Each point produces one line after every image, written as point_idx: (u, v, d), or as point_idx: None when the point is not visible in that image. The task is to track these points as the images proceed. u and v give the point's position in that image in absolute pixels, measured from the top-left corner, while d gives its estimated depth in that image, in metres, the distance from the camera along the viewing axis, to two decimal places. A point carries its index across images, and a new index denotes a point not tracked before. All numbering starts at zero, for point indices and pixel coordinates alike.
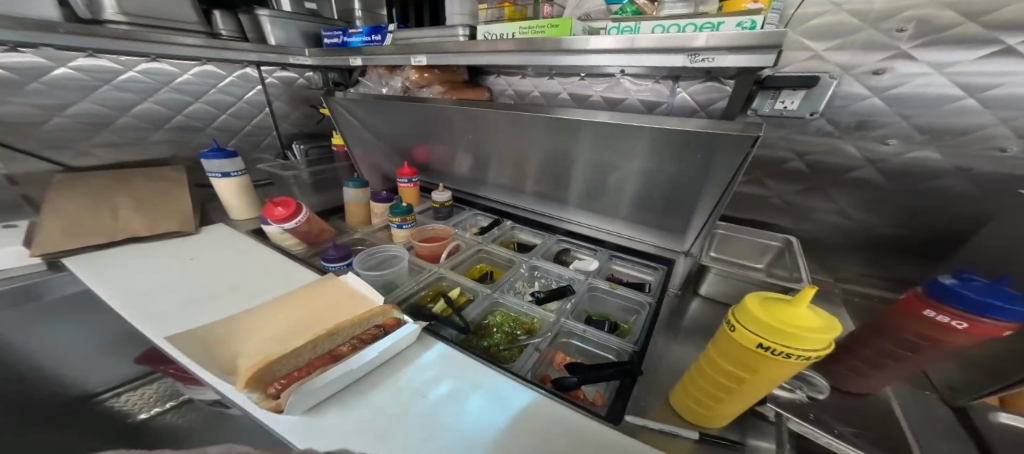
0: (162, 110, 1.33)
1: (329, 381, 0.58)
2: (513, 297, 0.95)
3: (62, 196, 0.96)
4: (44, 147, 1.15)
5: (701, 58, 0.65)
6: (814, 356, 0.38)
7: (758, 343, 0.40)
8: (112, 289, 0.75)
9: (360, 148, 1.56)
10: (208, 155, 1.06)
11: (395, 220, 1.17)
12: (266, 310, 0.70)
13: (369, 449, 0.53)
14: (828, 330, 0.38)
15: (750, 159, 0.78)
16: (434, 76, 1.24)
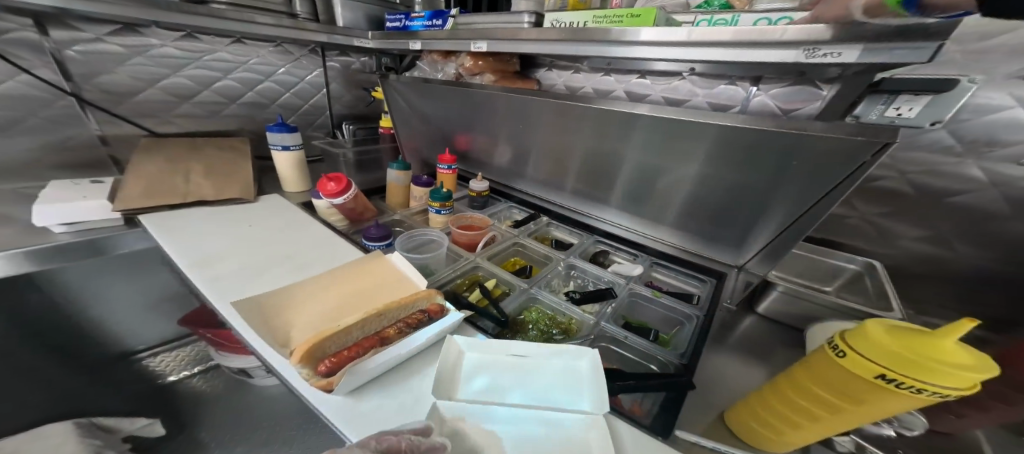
0: (239, 87, 1.41)
1: (376, 364, 0.56)
2: (550, 294, 0.92)
3: (143, 158, 1.04)
4: (136, 114, 1.25)
5: (822, 53, 0.57)
6: (951, 395, 0.34)
7: (879, 374, 0.36)
8: (175, 249, 0.79)
9: (406, 132, 1.58)
10: (273, 128, 1.12)
11: (435, 205, 1.18)
12: (316, 284, 0.71)
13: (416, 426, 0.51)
14: (981, 371, 0.33)
15: (866, 170, 0.66)
16: (488, 65, 1.23)
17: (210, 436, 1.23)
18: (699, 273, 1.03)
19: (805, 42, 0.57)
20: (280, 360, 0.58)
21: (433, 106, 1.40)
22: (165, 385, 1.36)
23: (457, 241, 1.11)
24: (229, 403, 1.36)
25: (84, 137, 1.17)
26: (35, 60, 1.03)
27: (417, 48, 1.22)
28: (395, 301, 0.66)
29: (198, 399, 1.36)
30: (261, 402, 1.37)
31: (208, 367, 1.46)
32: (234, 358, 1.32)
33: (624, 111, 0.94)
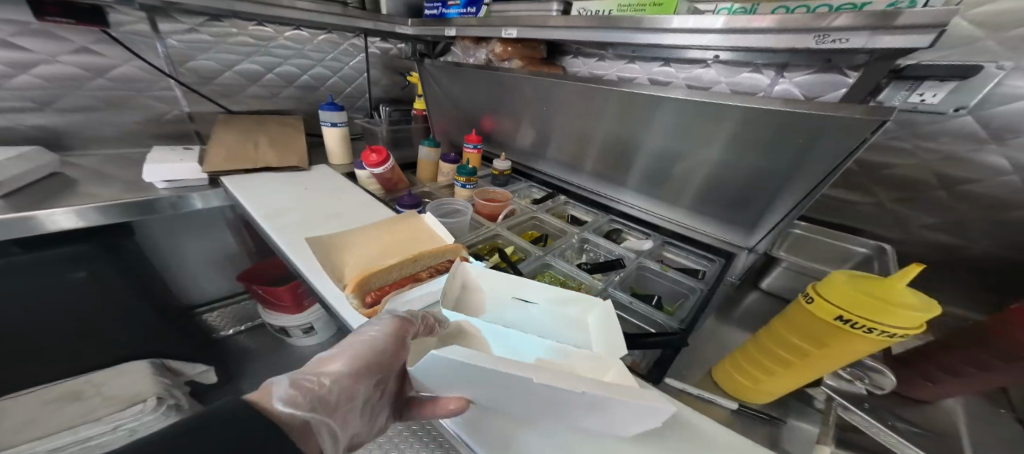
0: (295, 71, 1.57)
1: (413, 298, 0.67)
2: (563, 262, 1.00)
3: (221, 129, 1.21)
4: (218, 95, 1.43)
5: (831, 39, 0.61)
6: (901, 335, 0.39)
7: (838, 316, 0.41)
8: (249, 203, 0.93)
9: (438, 114, 1.71)
10: (325, 107, 1.26)
11: (460, 179, 1.29)
12: (361, 233, 0.82)
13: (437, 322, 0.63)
14: (927, 313, 0.38)
15: (867, 145, 0.70)
16: (516, 51, 1.30)
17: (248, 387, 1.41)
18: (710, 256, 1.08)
19: (812, 29, 0.62)
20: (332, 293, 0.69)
21: (462, 90, 1.50)
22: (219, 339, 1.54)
23: (479, 211, 1.21)
24: (269, 361, 1.53)
25: (176, 113, 1.37)
26: (144, 48, 1.23)
27: (451, 34, 1.31)
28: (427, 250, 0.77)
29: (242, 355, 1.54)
30: (295, 362, 1.53)
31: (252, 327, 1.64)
32: (278, 316, 1.49)
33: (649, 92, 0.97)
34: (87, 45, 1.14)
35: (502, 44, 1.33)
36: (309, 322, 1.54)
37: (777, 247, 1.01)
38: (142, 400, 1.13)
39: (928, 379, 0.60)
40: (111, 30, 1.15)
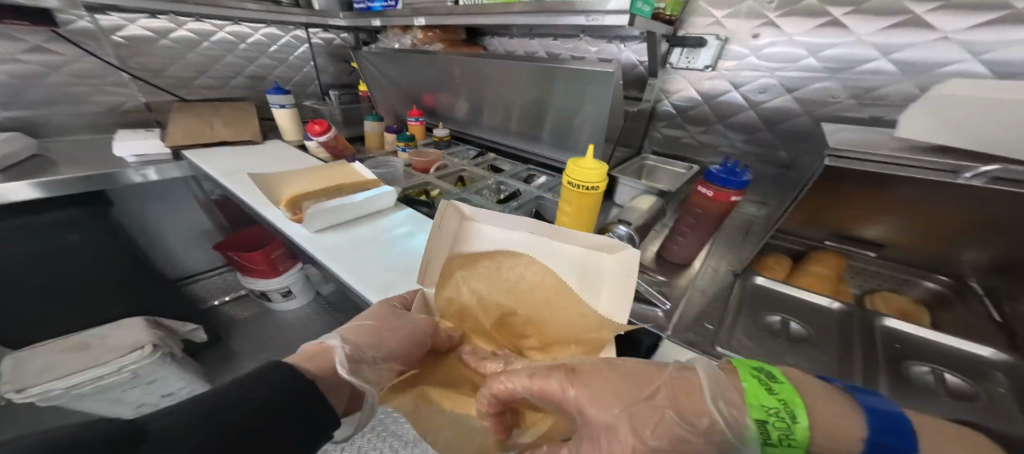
0: (241, 62, 1.75)
1: (330, 207, 0.76)
2: (475, 196, 1.21)
3: (179, 113, 1.43)
4: (171, 86, 1.62)
5: (593, 18, 0.93)
6: (596, 186, 0.64)
7: (566, 182, 0.66)
8: (206, 164, 1.19)
9: (380, 95, 1.95)
10: (272, 91, 1.48)
11: (401, 145, 1.57)
12: (294, 173, 0.98)
13: (359, 243, 0.75)
14: (598, 168, 0.63)
15: (619, 84, 1.04)
16: (436, 36, 1.57)
17: (239, 347, 1.58)
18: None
19: (585, 11, 0.93)
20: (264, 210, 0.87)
21: (398, 71, 1.72)
22: (210, 307, 1.74)
23: (414, 166, 1.45)
24: (258, 327, 1.69)
25: (134, 103, 1.55)
26: (97, 45, 1.40)
27: (379, 24, 1.55)
28: (348, 183, 0.89)
29: (230, 324, 1.70)
30: (278, 324, 1.71)
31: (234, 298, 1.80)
32: (259, 280, 1.57)
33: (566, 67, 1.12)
34: (40, 44, 1.29)
35: (424, 32, 1.61)
36: (286, 287, 1.66)
37: (639, 176, 1.26)
38: (139, 347, 1.15)
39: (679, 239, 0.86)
40: (61, 30, 1.31)
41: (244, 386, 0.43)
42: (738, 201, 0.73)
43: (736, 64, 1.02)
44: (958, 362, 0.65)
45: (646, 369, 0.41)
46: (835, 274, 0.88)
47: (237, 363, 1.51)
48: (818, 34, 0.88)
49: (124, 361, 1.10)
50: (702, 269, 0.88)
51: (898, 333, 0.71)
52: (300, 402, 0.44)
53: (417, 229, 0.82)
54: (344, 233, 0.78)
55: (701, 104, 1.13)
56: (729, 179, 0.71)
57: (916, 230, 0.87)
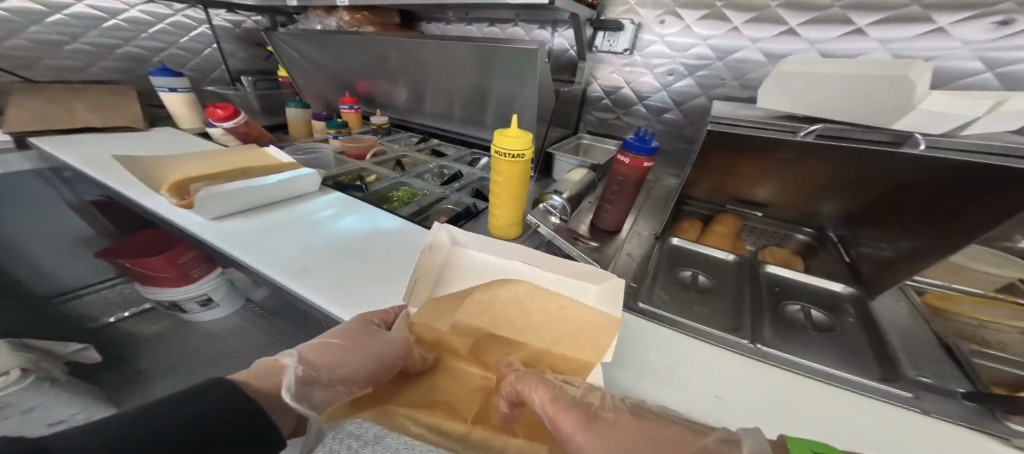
0: (114, 41, 1.49)
1: (235, 191, 0.69)
2: (416, 180, 1.15)
3: (23, 97, 1.16)
4: (16, 67, 1.31)
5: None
6: (521, 154, 0.67)
7: (496, 151, 0.68)
8: (69, 153, 0.99)
9: (304, 80, 1.78)
10: (157, 72, 1.30)
11: (332, 132, 1.48)
12: (188, 157, 0.85)
13: (271, 229, 0.69)
14: (524, 136, 0.67)
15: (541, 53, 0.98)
16: (365, 19, 1.43)
17: (144, 366, 1.23)
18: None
19: None
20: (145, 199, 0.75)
21: (324, 55, 1.56)
22: (101, 326, 1.31)
23: (346, 152, 1.33)
24: (170, 341, 1.34)
25: None
26: None
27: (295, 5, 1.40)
28: (259, 167, 0.82)
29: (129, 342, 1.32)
30: (199, 336, 1.33)
31: (136, 312, 1.39)
32: (168, 287, 1.19)
33: (499, 45, 1.05)
34: None
35: (350, 13, 1.45)
36: (205, 294, 1.28)
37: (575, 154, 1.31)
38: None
39: (605, 206, 0.90)
40: None
41: (206, 400, 0.35)
42: (649, 166, 0.80)
43: (648, 50, 1.12)
44: (826, 299, 0.67)
45: (676, 436, 0.36)
46: (733, 231, 0.97)
47: (148, 385, 1.18)
48: (706, 26, 1.01)
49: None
50: (628, 233, 0.94)
51: (777, 277, 0.73)
52: (255, 436, 0.36)
53: (347, 211, 0.79)
54: (258, 217, 0.72)
55: (623, 87, 1.22)
56: (641, 147, 0.78)
57: (790, 189, 0.96)
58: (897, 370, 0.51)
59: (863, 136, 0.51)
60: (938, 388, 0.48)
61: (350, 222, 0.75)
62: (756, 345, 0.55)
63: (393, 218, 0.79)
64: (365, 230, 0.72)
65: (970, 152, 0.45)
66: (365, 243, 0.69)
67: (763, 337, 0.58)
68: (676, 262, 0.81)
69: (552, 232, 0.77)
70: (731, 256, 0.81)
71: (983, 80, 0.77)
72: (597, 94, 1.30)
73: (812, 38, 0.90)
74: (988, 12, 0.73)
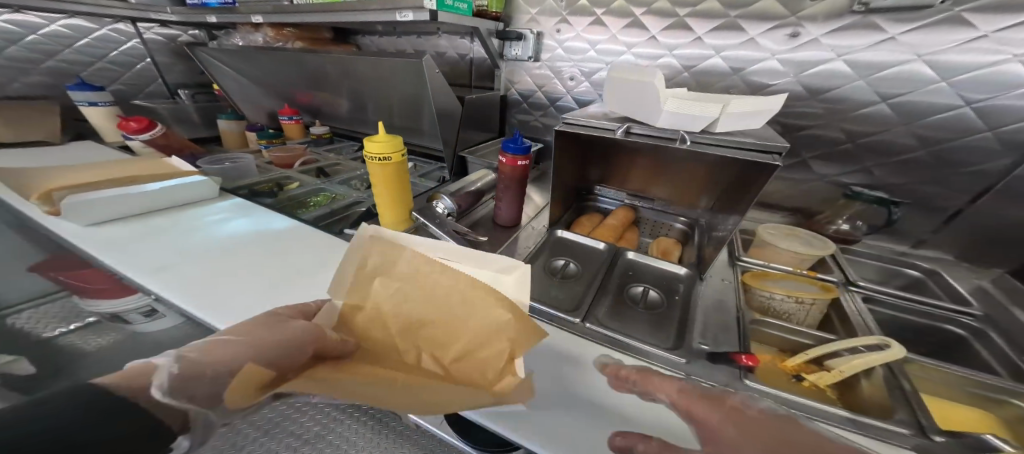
0: (35, 55, 1.48)
1: (106, 199, 0.73)
2: (338, 186, 1.11)
3: None
4: None
5: (404, 14, 0.97)
6: (388, 155, 0.74)
7: (368, 155, 0.75)
8: None
9: (239, 92, 1.78)
10: (74, 88, 1.32)
11: (263, 142, 1.50)
12: (86, 166, 0.90)
13: (146, 232, 0.73)
14: (392, 142, 0.75)
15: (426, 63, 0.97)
16: (292, 33, 1.46)
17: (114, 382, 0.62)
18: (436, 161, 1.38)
19: (393, 10, 0.99)
20: (28, 205, 0.79)
21: (254, 67, 1.57)
22: None
23: (274, 162, 1.29)
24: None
25: None
26: None
27: (217, 21, 1.43)
28: (149, 175, 0.86)
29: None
30: None
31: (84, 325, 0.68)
32: None
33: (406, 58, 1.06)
34: None
35: (277, 29, 1.49)
36: None
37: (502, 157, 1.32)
38: None
39: (499, 200, 0.93)
40: None
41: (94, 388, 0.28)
42: (525, 163, 0.87)
43: (551, 55, 1.21)
44: (662, 280, 0.76)
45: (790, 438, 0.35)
46: (623, 221, 1.01)
47: None
48: (592, 32, 1.10)
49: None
50: (527, 226, 0.97)
51: (635, 263, 0.82)
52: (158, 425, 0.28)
53: (237, 215, 0.84)
54: (138, 221, 0.77)
55: (537, 90, 1.29)
56: (514, 146, 0.85)
57: (677, 186, 1.02)
58: (686, 341, 0.61)
59: (655, 133, 0.68)
60: (706, 353, 0.58)
61: (235, 224, 0.80)
62: (584, 323, 0.64)
63: (283, 219, 0.84)
64: (246, 231, 0.77)
65: (730, 146, 0.62)
66: (241, 242, 0.73)
67: (595, 315, 0.67)
68: (553, 252, 0.86)
69: (443, 233, 0.80)
70: (602, 245, 0.87)
71: (789, 82, 0.90)
72: (516, 98, 1.36)
73: (671, 45, 1.00)
74: (781, 24, 0.85)
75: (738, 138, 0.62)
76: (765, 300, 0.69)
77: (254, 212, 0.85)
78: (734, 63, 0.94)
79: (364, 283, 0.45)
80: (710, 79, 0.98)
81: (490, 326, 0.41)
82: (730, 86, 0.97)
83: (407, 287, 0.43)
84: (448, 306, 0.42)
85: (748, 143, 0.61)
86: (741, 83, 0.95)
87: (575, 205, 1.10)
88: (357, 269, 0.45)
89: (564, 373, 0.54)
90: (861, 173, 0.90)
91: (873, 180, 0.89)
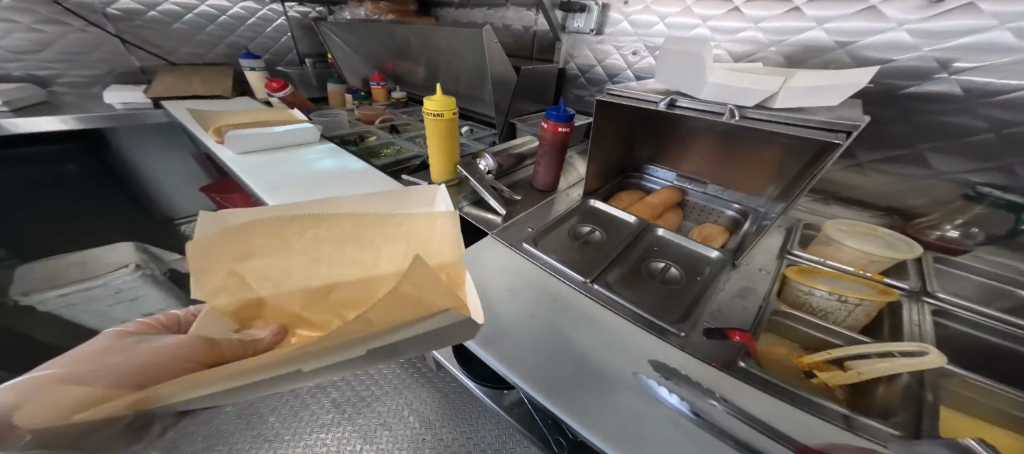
0: (223, 32, 1.89)
1: (249, 135, 0.98)
2: (405, 142, 1.27)
3: (166, 78, 1.60)
4: (169, 54, 1.80)
5: None
6: (442, 113, 0.84)
7: (426, 112, 0.85)
8: (173, 105, 1.43)
9: (343, 61, 2.08)
10: (243, 56, 1.67)
11: (355, 104, 1.78)
12: (237, 112, 1.20)
13: (269, 161, 0.97)
14: (448, 101, 0.84)
15: (485, 33, 1.03)
16: (385, 7, 1.64)
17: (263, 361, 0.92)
18: (492, 127, 1.46)
19: None
20: (201, 134, 1.09)
21: (353, 38, 1.82)
22: None
23: (362, 118, 1.52)
24: None
25: (128, 68, 1.73)
26: (97, 17, 1.58)
27: None
28: (278, 121, 1.11)
29: None
30: None
31: None
32: None
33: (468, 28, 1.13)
34: (49, 15, 1.49)
35: (374, 3, 1.68)
36: None
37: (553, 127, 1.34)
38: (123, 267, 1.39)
39: (538, 165, 0.96)
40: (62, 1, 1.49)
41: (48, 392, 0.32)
42: (567, 131, 0.89)
43: (615, 29, 1.17)
44: (688, 260, 0.73)
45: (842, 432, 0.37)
46: (663, 202, 0.96)
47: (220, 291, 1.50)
48: (663, 4, 1.03)
49: (114, 275, 1.34)
50: (563, 193, 1.00)
51: (662, 240, 0.80)
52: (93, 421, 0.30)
53: (329, 156, 1.04)
54: (267, 154, 1.01)
55: (597, 64, 1.26)
56: (556, 113, 0.87)
57: (736, 168, 0.92)
58: (691, 317, 0.60)
59: (700, 106, 0.65)
60: (707, 329, 0.58)
61: (326, 161, 1.00)
62: (592, 283, 0.67)
63: (360, 161, 1.02)
64: (334, 167, 0.96)
65: (792, 122, 0.57)
66: (328, 175, 0.92)
67: (606, 278, 0.69)
68: (582, 219, 0.88)
69: (481, 187, 0.89)
70: (633, 219, 0.85)
71: (918, 57, 0.74)
72: (575, 72, 1.35)
73: (756, 16, 0.89)
74: None
75: (803, 114, 0.56)
76: (802, 296, 0.63)
77: (339, 154, 1.05)
78: (843, 34, 0.80)
79: (244, 278, 0.45)
80: (803, 57, 0.86)
81: (410, 249, 0.51)
82: (830, 62, 0.83)
83: (304, 256, 0.48)
84: (359, 252, 0.50)
85: (815, 121, 0.54)
86: (845, 57, 0.81)
87: (619, 181, 1.07)
88: (226, 265, 0.44)
89: (594, 385, 0.49)
90: (997, 174, 0.73)
91: (1013, 184, 0.72)
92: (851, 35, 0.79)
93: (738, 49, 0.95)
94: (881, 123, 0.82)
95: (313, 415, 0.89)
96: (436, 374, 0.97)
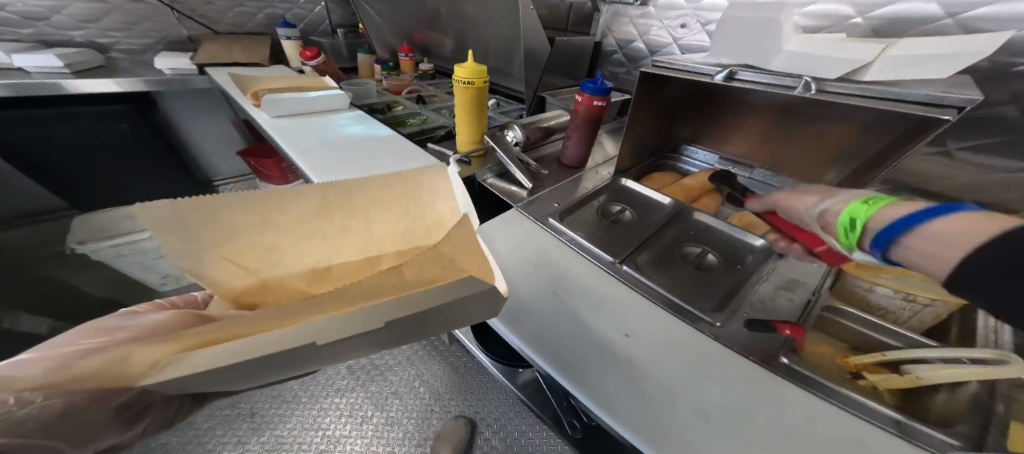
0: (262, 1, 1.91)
1: (283, 99, 0.99)
2: (431, 112, 1.25)
3: (210, 46, 1.65)
4: (215, 23, 1.85)
5: None
6: (471, 81, 0.81)
7: (455, 80, 0.82)
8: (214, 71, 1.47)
9: (373, 31, 2.06)
10: (281, 25, 1.68)
11: (383, 75, 1.77)
12: (272, 78, 1.22)
13: (301, 126, 0.98)
14: (478, 68, 0.80)
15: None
16: None
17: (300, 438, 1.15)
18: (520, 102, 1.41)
19: None
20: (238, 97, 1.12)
21: (385, 7, 1.79)
22: None
23: (389, 89, 1.51)
24: None
25: (176, 35, 1.78)
26: None
27: None
28: (311, 87, 1.12)
29: None
30: None
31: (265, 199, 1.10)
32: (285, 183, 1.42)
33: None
34: None
35: None
36: None
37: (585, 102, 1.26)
38: None
39: (568, 139, 0.91)
40: None
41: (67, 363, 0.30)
42: (603, 105, 0.83)
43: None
44: (728, 247, 0.67)
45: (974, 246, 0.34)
46: (701, 186, 0.88)
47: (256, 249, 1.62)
48: None
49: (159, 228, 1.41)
50: (592, 171, 0.95)
51: (699, 224, 0.74)
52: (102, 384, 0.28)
53: (358, 122, 1.04)
54: (299, 119, 1.02)
55: (638, 37, 1.17)
56: (592, 86, 0.81)
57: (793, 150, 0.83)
58: (729, 306, 0.56)
59: (767, 77, 0.57)
60: (746, 320, 0.53)
61: (355, 128, 1.00)
62: (620, 263, 0.63)
63: (388, 129, 1.01)
64: (363, 134, 0.96)
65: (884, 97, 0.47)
66: (358, 141, 0.92)
67: (636, 260, 0.65)
68: (612, 198, 0.84)
69: (508, 159, 0.85)
70: (667, 201, 0.79)
71: None
72: (614, 44, 1.25)
73: None
74: None
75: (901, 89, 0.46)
76: (860, 292, 0.59)
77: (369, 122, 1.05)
78: (950, 6, 0.69)
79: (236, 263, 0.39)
80: (893, 29, 0.75)
81: (404, 225, 0.46)
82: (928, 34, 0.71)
83: (293, 233, 0.41)
84: (350, 228, 0.43)
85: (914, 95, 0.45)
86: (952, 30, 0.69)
87: (654, 161, 1.00)
88: (213, 250, 0.37)
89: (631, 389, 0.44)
90: None
91: None
92: (964, 2, 0.68)
93: (811, 24, 0.85)
94: (979, 108, 0.71)
95: (330, 382, 1.15)
96: (446, 351, 1.22)
